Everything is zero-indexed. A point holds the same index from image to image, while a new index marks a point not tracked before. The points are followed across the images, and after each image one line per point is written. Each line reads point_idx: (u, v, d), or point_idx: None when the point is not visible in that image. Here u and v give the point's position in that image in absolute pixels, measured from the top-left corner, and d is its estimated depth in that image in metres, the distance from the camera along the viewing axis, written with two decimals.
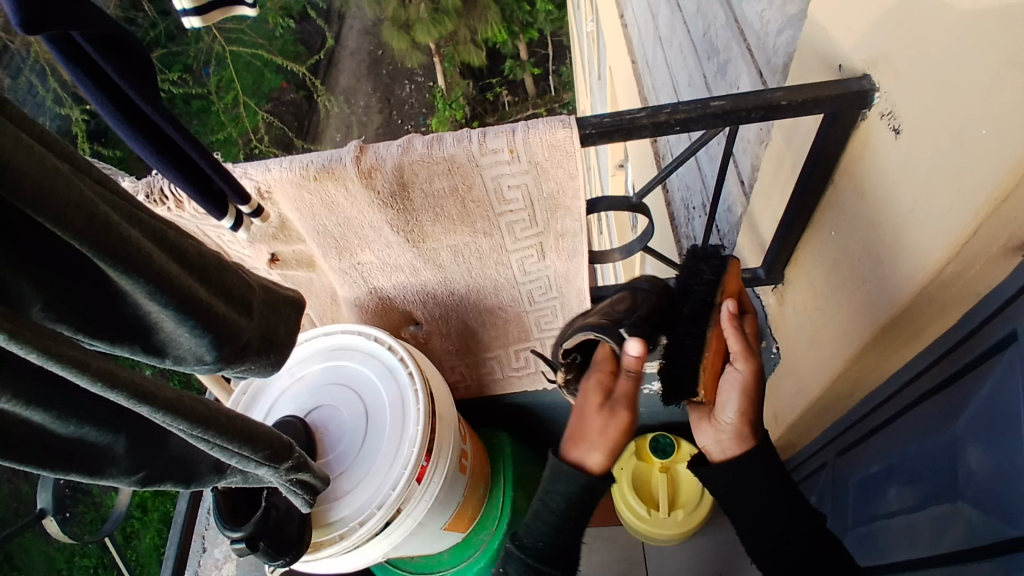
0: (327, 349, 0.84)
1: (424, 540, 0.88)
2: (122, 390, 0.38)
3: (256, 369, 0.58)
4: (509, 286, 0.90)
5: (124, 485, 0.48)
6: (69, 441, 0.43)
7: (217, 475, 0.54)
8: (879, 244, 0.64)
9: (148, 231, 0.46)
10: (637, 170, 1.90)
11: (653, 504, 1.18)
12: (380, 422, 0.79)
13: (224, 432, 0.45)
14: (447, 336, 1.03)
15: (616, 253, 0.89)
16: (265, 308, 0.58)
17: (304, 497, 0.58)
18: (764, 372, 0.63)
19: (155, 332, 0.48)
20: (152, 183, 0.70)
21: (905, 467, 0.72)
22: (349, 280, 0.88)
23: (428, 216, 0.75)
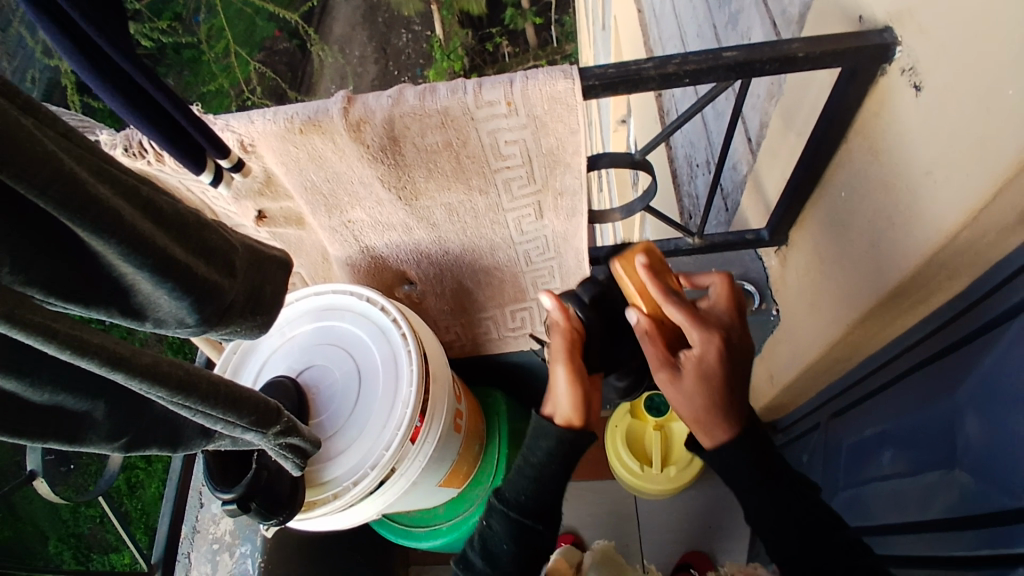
0: (319, 309, 0.83)
1: (418, 497, 0.88)
2: (93, 357, 0.36)
3: (242, 331, 0.56)
4: (505, 246, 0.87)
5: (107, 450, 0.47)
6: (45, 409, 0.41)
7: (204, 439, 0.52)
8: (891, 207, 0.61)
9: (120, 187, 0.43)
10: (640, 126, 1.84)
11: (646, 461, 1.20)
12: (373, 383, 0.77)
13: (206, 397, 0.44)
14: (442, 296, 1.01)
15: (617, 213, 0.86)
16: (250, 268, 0.55)
17: (294, 461, 0.57)
18: (711, 357, 0.64)
19: (132, 294, 0.45)
20: (130, 135, 0.67)
21: (901, 434, 0.71)
22: (340, 238, 0.85)
23: (420, 172, 0.72)
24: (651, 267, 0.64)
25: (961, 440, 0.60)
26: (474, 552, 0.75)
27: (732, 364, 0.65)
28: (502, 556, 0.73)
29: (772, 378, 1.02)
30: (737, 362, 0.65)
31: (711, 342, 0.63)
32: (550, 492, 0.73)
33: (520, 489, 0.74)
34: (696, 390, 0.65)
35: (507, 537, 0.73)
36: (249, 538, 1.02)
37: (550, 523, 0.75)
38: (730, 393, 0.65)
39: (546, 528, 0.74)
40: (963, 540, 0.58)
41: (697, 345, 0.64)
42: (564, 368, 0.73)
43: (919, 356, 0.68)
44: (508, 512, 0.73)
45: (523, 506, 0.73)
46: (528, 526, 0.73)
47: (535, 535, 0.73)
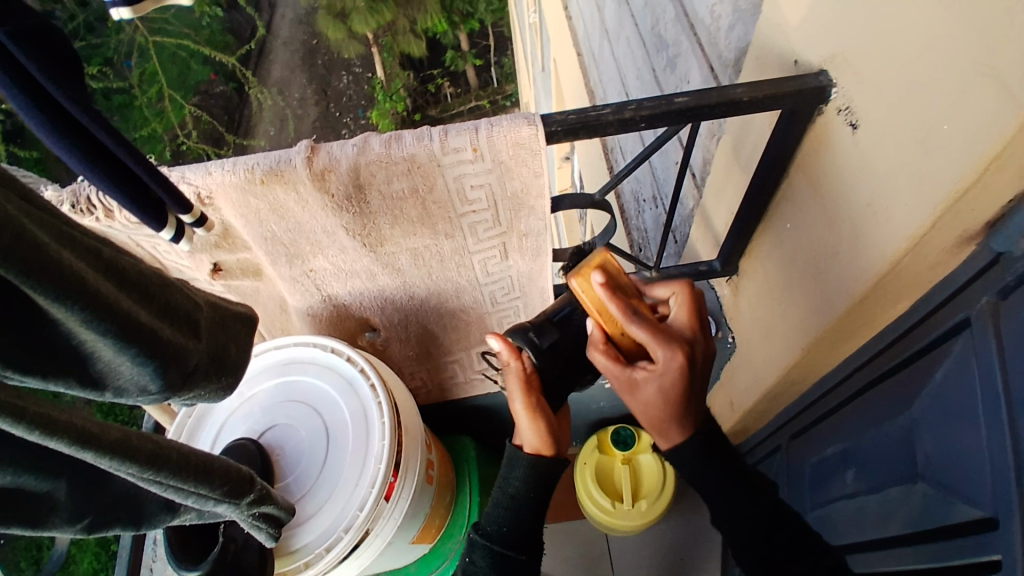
0: (280, 363, 0.79)
1: (391, 557, 0.83)
2: (62, 437, 0.33)
3: (205, 395, 0.52)
4: (471, 288, 0.87)
5: (67, 535, 0.42)
6: (2, 492, 0.37)
7: (169, 514, 0.48)
8: (837, 238, 0.65)
9: (83, 250, 0.40)
10: (585, 164, 1.91)
11: (616, 497, 1.19)
12: (342, 439, 0.74)
13: (178, 471, 0.40)
14: (406, 342, 0.99)
15: (579, 251, 0.88)
16: (213, 328, 0.52)
17: (268, 531, 0.53)
18: (684, 372, 0.61)
19: (92, 362, 0.42)
20: (79, 192, 0.63)
21: (862, 452, 0.74)
22: (300, 288, 0.83)
23: (386, 219, 0.71)
24: (609, 284, 0.61)
25: (919, 453, 0.63)
26: None
27: (692, 377, 0.62)
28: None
29: (734, 404, 1.05)
30: (694, 375, 0.62)
31: (672, 359, 0.60)
32: (534, 524, 0.73)
33: (500, 521, 0.73)
34: (654, 400, 0.63)
35: (491, 572, 0.71)
36: None
37: (534, 554, 0.73)
38: (686, 410, 0.64)
39: (530, 559, 0.73)
40: (932, 551, 0.61)
41: (658, 363, 0.61)
42: (521, 403, 0.69)
43: (873, 375, 0.72)
44: (491, 546, 0.72)
45: (506, 537, 0.72)
46: (512, 558, 0.72)
47: (519, 567, 0.72)
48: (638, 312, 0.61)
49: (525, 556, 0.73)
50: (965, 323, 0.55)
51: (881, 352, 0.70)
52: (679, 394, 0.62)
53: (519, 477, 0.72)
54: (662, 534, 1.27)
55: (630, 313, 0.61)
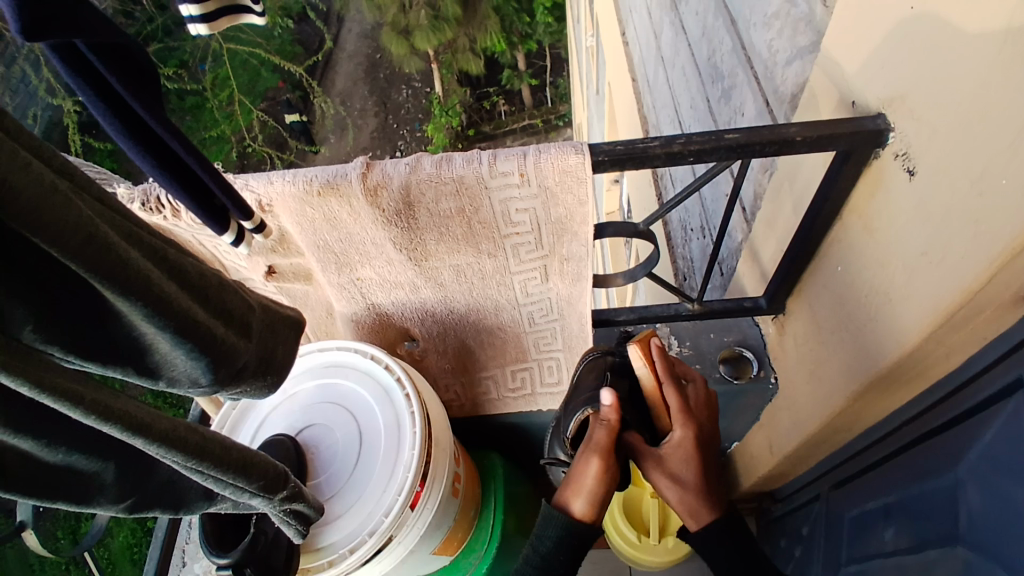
0: (322, 366, 0.82)
1: (413, 565, 0.85)
2: (116, 423, 0.36)
3: (251, 392, 0.55)
4: (510, 307, 0.88)
5: (112, 512, 0.45)
6: (56, 470, 0.40)
7: (206, 502, 0.51)
8: (888, 283, 0.63)
9: (148, 250, 0.44)
10: (633, 188, 1.91)
11: (643, 531, 1.16)
12: (374, 445, 0.76)
13: (220, 463, 0.43)
14: (443, 354, 1.01)
15: (620, 278, 0.88)
16: (264, 329, 0.55)
17: (297, 528, 0.56)
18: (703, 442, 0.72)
19: (149, 354, 0.46)
20: (149, 191, 0.68)
21: (904, 507, 0.71)
22: (347, 295, 0.86)
23: (432, 235, 0.74)
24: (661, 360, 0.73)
25: (960, 515, 0.60)
26: None
27: (705, 444, 0.73)
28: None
29: (772, 446, 1.02)
30: (707, 447, 0.73)
31: (688, 431, 0.71)
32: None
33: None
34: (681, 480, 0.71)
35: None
36: None
37: None
38: (713, 486, 0.73)
39: None
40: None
41: (681, 438, 0.71)
42: (594, 465, 0.67)
43: (918, 430, 0.69)
44: None
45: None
46: None
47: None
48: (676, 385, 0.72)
49: None
50: (1018, 383, 0.53)
51: (930, 407, 0.67)
52: (700, 463, 0.72)
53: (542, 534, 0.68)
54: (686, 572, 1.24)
55: (677, 384, 0.73)
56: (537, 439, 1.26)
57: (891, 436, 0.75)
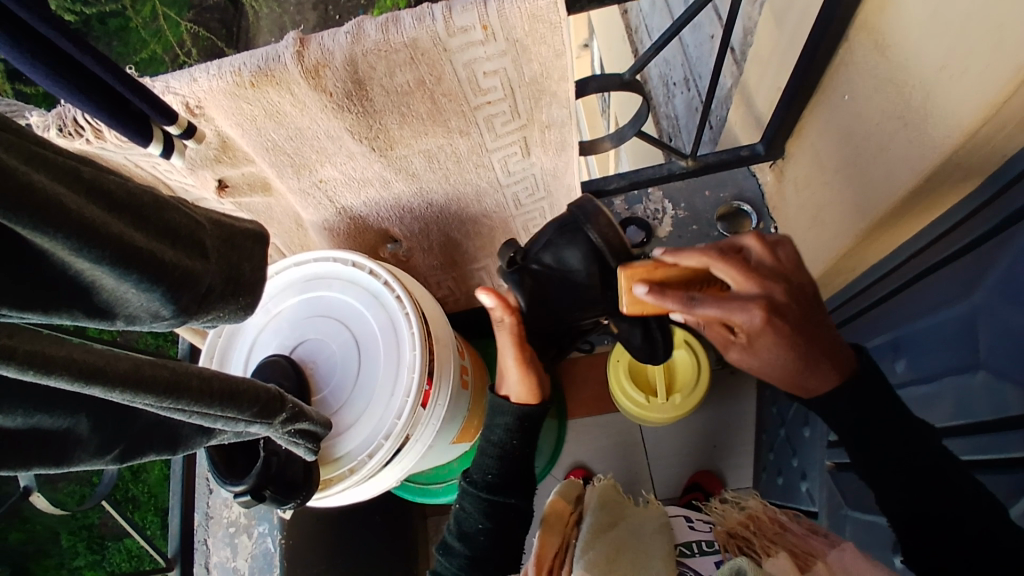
0: (304, 280, 0.78)
1: (433, 456, 0.86)
2: (62, 373, 0.31)
3: (226, 317, 0.50)
4: (492, 190, 0.81)
5: (102, 465, 0.43)
6: (18, 432, 0.37)
7: (205, 436, 0.48)
8: (902, 107, 0.57)
9: (57, 173, 0.36)
10: (605, 45, 1.73)
11: (650, 392, 1.19)
12: (373, 351, 0.74)
13: (200, 397, 0.39)
14: (429, 251, 0.95)
15: (608, 141, 0.81)
16: (221, 246, 0.49)
17: (307, 446, 0.53)
18: (781, 298, 0.56)
19: (94, 292, 0.40)
20: (63, 114, 0.60)
21: (903, 341, 0.69)
22: (313, 200, 0.79)
23: (393, 117, 0.65)
24: (657, 288, 0.55)
25: (962, 344, 0.56)
26: (451, 536, 0.77)
27: (794, 321, 0.56)
28: (477, 535, 0.74)
29: None
30: (812, 304, 0.58)
31: (753, 318, 0.55)
32: (520, 469, 0.77)
33: (486, 469, 0.76)
34: (777, 357, 0.58)
35: (482, 516, 0.75)
36: (266, 518, 0.93)
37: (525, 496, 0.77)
38: (818, 348, 0.58)
39: (520, 501, 0.77)
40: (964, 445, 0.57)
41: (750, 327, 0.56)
42: (512, 359, 0.74)
43: (915, 268, 0.65)
44: (478, 493, 0.76)
45: (492, 484, 0.76)
46: (499, 502, 0.75)
47: (509, 509, 0.76)
48: (695, 297, 0.55)
49: (513, 498, 0.76)
50: None
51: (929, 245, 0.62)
52: (792, 335, 0.56)
53: (501, 425, 0.77)
54: (695, 425, 1.30)
55: (688, 301, 0.55)
56: None
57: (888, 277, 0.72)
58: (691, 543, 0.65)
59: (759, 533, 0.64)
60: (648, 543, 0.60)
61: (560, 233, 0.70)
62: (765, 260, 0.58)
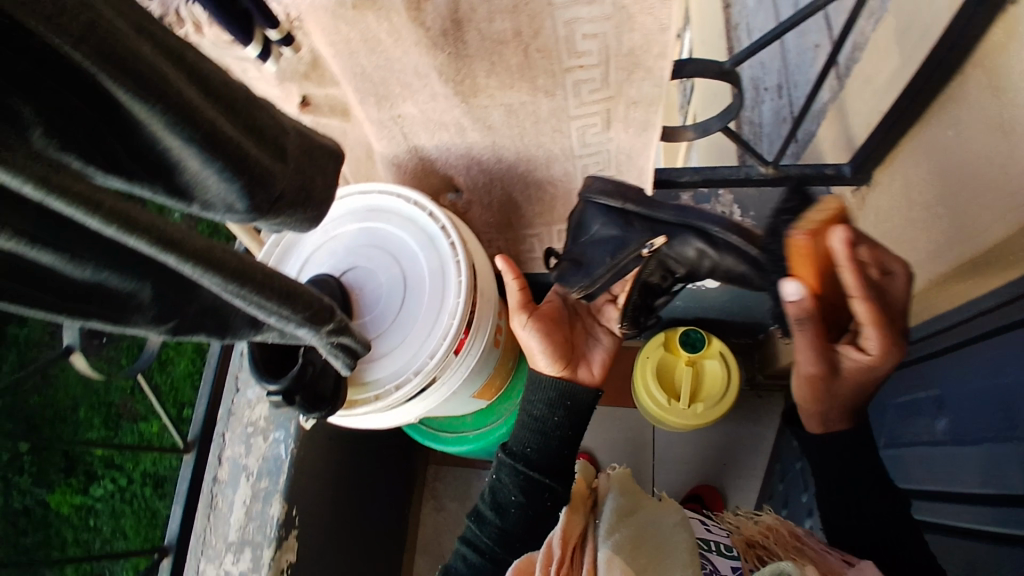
0: (366, 209, 0.79)
1: (451, 405, 0.88)
2: (142, 236, 0.33)
3: (293, 224, 0.52)
4: (563, 158, 0.80)
5: (156, 334, 0.45)
6: (86, 285, 0.39)
7: (253, 329, 0.50)
8: (1008, 153, 0.53)
9: (163, 50, 0.38)
10: (701, 34, 1.66)
11: (673, 395, 1.17)
12: (418, 290, 0.75)
13: (261, 290, 0.41)
14: (488, 208, 0.93)
15: (691, 132, 0.79)
16: (300, 155, 0.50)
17: (345, 362, 0.54)
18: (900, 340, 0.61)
19: (177, 172, 0.41)
20: (168, 4, 0.62)
21: (956, 398, 0.65)
22: (387, 134, 0.79)
23: (482, 65, 0.65)
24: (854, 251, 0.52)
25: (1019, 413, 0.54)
26: (484, 505, 0.79)
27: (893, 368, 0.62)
28: (511, 507, 0.77)
29: None
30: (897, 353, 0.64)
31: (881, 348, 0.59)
32: (559, 450, 0.79)
33: (524, 442, 0.80)
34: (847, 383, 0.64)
35: (518, 490, 0.77)
36: (283, 426, 0.98)
37: (562, 479, 0.78)
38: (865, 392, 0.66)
39: (557, 484, 0.77)
40: (1004, 512, 0.55)
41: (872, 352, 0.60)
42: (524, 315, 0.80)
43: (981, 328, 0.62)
44: (515, 465, 0.78)
45: (530, 458, 0.78)
46: (535, 479, 0.77)
47: (544, 489, 0.77)
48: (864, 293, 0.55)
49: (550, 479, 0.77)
50: None
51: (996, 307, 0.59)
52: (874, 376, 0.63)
53: (544, 399, 0.80)
54: (711, 437, 1.29)
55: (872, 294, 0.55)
56: None
57: (950, 331, 0.68)
58: (710, 544, 0.64)
59: (779, 546, 0.64)
60: (673, 538, 0.59)
61: (584, 217, 0.80)
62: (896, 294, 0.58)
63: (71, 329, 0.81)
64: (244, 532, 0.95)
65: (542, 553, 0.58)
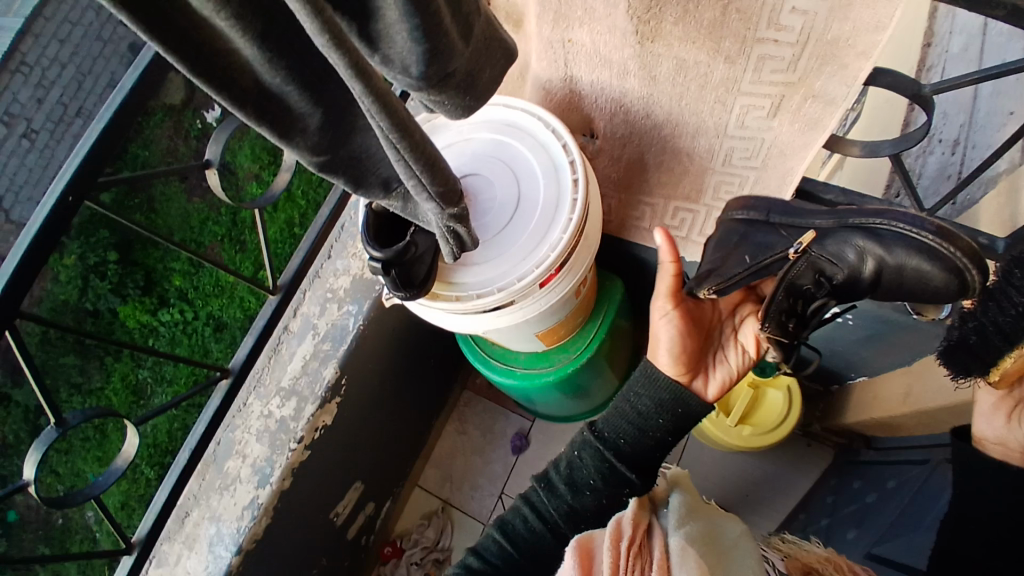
0: (503, 123, 0.80)
1: (514, 336, 0.90)
2: (343, 56, 0.35)
3: (445, 109, 0.53)
4: (713, 133, 0.77)
5: (304, 162, 0.48)
6: (268, 93, 0.43)
7: (383, 191, 0.52)
8: None
9: None
10: None
11: (724, 409, 1.14)
12: (528, 214, 0.75)
13: (415, 150, 0.43)
14: (615, 162, 0.92)
15: (856, 147, 0.74)
16: (479, 43, 0.52)
17: (451, 249, 0.57)
18: None
19: (373, 21, 0.43)
20: None
21: None
22: (550, 56, 0.79)
23: (675, 10, 0.63)
24: None
25: None
26: (557, 476, 0.76)
27: None
28: (585, 489, 0.74)
29: (909, 395, 0.91)
30: None
31: None
32: (653, 451, 0.75)
33: (620, 433, 0.75)
34: None
35: (597, 474, 0.74)
36: (358, 302, 1.04)
37: (645, 480, 0.74)
38: None
39: (640, 482, 0.74)
40: None
41: None
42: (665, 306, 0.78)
43: None
44: (603, 450, 0.75)
45: (620, 449, 0.75)
46: (619, 470, 0.74)
47: (623, 483, 0.73)
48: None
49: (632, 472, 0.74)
50: None
51: None
52: None
53: (653, 398, 0.76)
54: (747, 465, 1.25)
55: None
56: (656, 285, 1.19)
57: None
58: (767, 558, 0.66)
59: None
60: (739, 545, 0.61)
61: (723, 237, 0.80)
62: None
63: (216, 146, 0.89)
64: (295, 383, 1.03)
65: (613, 528, 0.59)
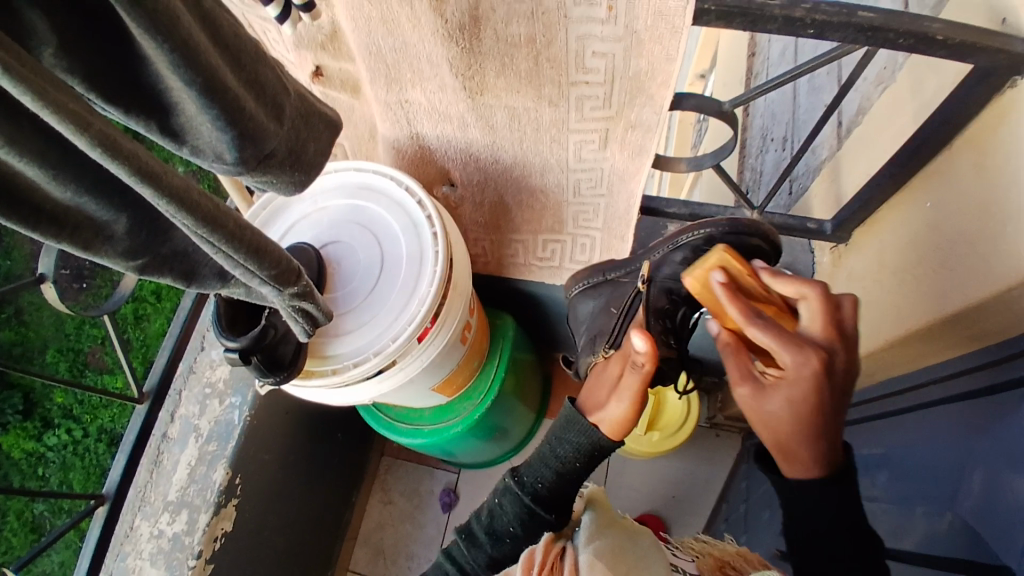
0: (356, 186, 0.80)
1: (409, 394, 0.89)
2: (122, 165, 0.34)
3: (278, 185, 0.53)
4: (558, 169, 0.81)
5: (121, 268, 0.46)
6: (64, 208, 0.39)
7: (219, 282, 0.50)
8: (979, 232, 0.56)
9: None
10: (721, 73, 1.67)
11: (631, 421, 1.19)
12: (393, 273, 0.76)
13: (231, 238, 0.42)
14: (479, 206, 0.95)
15: (684, 164, 0.81)
16: (297, 117, 0.52)
17: (303, 327, 0.55)
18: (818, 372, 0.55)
19: (174, 113, 0.42)
20: None
21: (900, 460, 0.67)
22: (392, 116, 0.80)
23: (494, 65, 0.66)
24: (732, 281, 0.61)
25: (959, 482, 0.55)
26: (479, 526, 0.75)
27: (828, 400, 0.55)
28: (505, 536, 0.73)
29: None
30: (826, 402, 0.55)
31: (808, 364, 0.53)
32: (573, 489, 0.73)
33: (540, 476, 0.72)
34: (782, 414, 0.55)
35: (517, 521, 0.72)
36: (241, 391, 0.97)
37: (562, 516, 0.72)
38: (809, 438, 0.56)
39: (558, 518, 0.72)
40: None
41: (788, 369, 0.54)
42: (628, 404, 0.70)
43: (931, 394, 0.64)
44: (522, 496, 0.72)
45: (539, 493, 0.72)
46: (540, 515, 0.71)
47: (543, 524, 0.71)
48: (759, 315, 0.55)
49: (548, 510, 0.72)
50: None
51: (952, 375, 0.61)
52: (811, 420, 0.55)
53: (573, 442, 0.72)
54: (663, 469, 1.30)
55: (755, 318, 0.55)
56: (546, 314, 1.23)
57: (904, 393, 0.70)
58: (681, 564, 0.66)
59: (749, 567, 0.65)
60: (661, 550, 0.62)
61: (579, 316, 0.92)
62: (811, 328, 0.56)
63: (47, 258, 0.81)
64: (183, 494, 0.94)
65: (526, 559, 0.59)
